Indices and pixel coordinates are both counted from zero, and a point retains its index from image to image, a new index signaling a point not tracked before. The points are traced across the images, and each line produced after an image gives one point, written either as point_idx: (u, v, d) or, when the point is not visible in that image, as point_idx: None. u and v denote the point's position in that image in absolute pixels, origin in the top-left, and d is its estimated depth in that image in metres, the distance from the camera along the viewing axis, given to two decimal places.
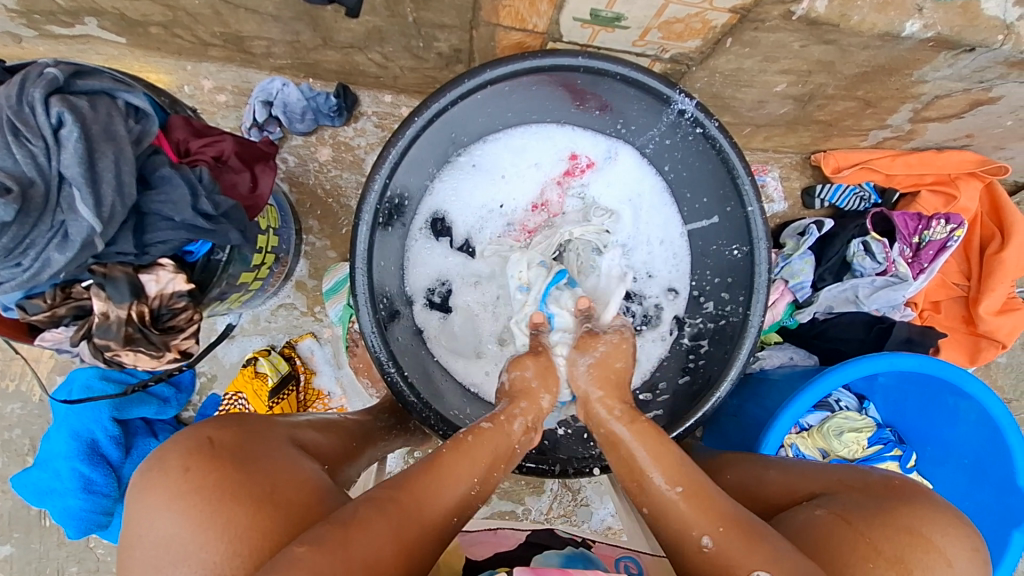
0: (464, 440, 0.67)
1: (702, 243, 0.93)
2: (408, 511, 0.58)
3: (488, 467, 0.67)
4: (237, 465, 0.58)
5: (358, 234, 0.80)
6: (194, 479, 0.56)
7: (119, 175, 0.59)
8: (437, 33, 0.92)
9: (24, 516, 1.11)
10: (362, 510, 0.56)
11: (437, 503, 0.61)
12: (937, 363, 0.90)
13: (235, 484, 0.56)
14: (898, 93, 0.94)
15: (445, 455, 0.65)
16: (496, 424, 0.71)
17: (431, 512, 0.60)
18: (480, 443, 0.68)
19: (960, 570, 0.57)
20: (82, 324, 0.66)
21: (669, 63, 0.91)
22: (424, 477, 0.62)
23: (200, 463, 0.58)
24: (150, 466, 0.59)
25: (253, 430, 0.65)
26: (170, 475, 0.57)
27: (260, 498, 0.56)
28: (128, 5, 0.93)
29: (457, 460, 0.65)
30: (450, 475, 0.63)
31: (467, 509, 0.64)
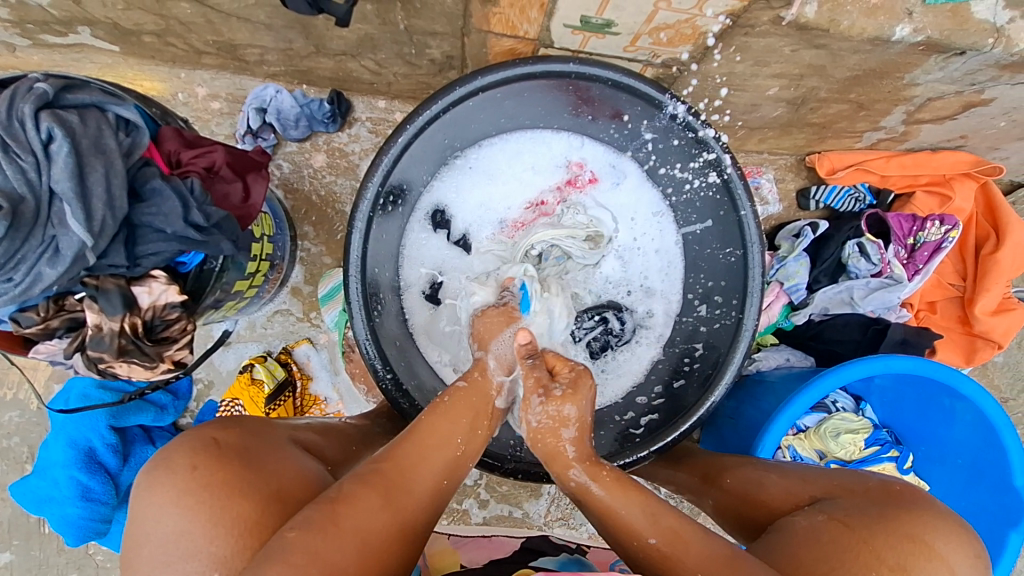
0: (442, 403, 0.68)
1: (697, 248, 0.92)
2: (396, 484, 0.59)
3: (470, 427, 0.68)
4: (244, 463, 0.56)
5: (352, 237, 0.80)
6: (201, 477, 0.54)
7: (109, 189, 0.59)
8: (430, 40, 0.93)
9: (24, 524, 1.12)
10: (349, 485, 0.56)
11: (424, 467, 0.62)
12: (933, 365, 0.89)
13: (239, 479, 0.54)
14: (891, 96, 0.94)
15: (423, 421, 0.66)
16: (474, 385, 0.71)
17: (417, 481, 0.60)
18: (458, 404, 0.68)
19: None
20: (75, 336, 0.66)
21: (661, 68, 0.91)
22: (408, 445, 0.63)
23: (206, 461, 0.55)
24: (153, 464, 0.56)
25: (255, 428, 0.62)
26: (176, 472, 0.54)
27: (269, 494, 0.54)
28: (121, 14, 0.93)
29: (439, 424, 0.66)
30: (432, 439, 0.64)
31: (457, 470, 0.65)
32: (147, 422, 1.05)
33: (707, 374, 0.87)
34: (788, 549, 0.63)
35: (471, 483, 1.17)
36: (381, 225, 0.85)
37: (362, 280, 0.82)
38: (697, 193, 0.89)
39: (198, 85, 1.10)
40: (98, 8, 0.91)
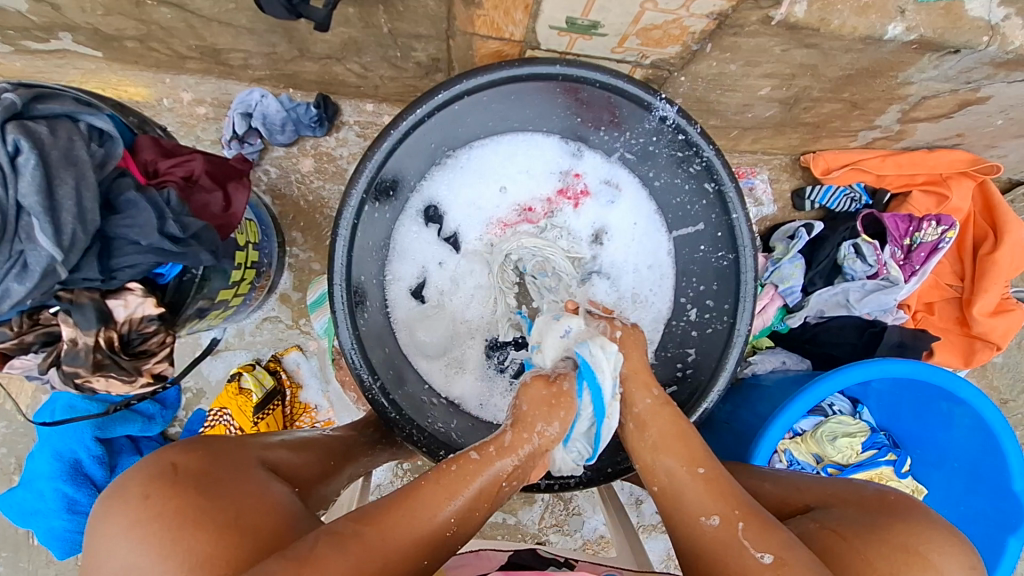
0: (445, 469, 0.62)
1: (689, 251, 0.91)
2: (372, 545, 0.55)
3: (469, 502, 0.61)
4: (200, 490, 0.55)
5: (336, 245, 0.78)
6: (154, 506, 0.53)
7: (80, 202, 0.58)
8: (415, 42, 0.91)
9: (12, 536, 1.11)
10: (320, 546, 0.53)
11: (406, 537, 0.57)
12: (931, 368, 0.88)
13: (195, 509, 0.53)
14: (885, 95, 0.92)
15: (423, 488, 0.61)
16: (484, 455, 0.64)
17: (398, 551, 0.56)
18: (463, 474, 0.62)
19: None
20: (51, 350, 0.66)
21: (650, 69, 0.89)
22: (397, 512, 0.58)
23: (160, 490, 0.55)
24: (110, 495, 0.56)
25: (224, 454, 0.61)
26: (129, 502, 0.54)
27: (223, 526, 0.53)
28: (101, 20, 0.91)
29: (436, 497, 0.60)
30: (424, 509, 0.59)
31: (441, 550, 0.60)
32: (134, 433, 1.04)
33: (700, 379, 0.86)
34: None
35: None
36: (366, 231, 0.83)
37: (347, 289, 0.80)
38: (688, 196, 0.87)
39: (183, 90, 1.09)
40: (77, 14, 0.90)
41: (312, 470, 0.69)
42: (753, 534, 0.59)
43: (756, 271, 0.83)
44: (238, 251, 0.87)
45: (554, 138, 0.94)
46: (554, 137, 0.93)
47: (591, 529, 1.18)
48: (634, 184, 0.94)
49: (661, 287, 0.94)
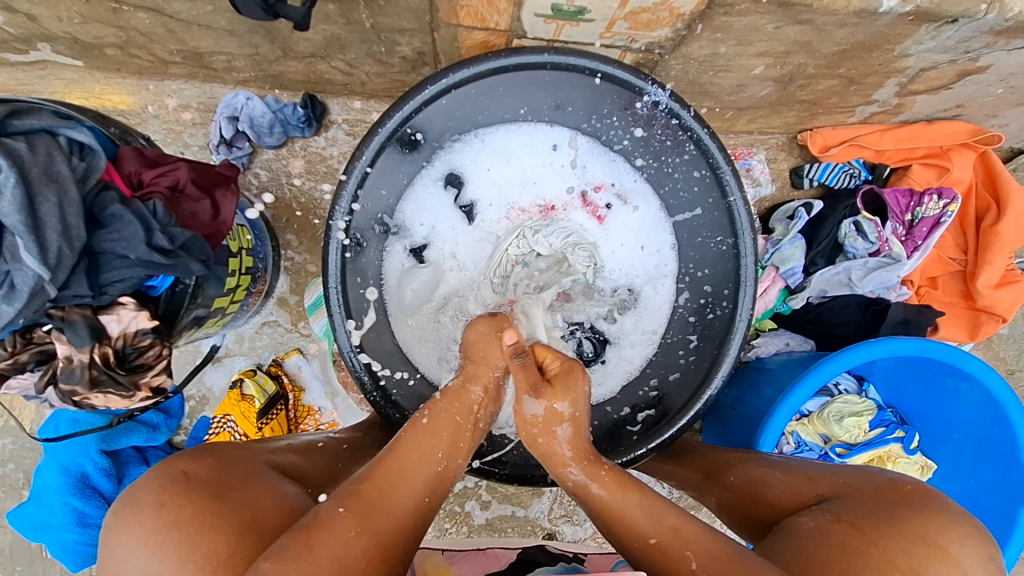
0: (422, 418, 0.67)
1: (686, 238, 0.88)
2: (370, 501, 0.59)
3: (451, 442, 0.67)
4: (214, 496, 0.55)
5: (330, 249, 0.79)
6: (170, 514, 0.53)
7: (63, 218, 0.58)
8: (398, 37, 0.89)
9: (26, 549, 1.12)
10: (326, 510, 0.56)
11: (404, 487, 0.61)
12: (938, 346, 0.87)
13: (211, 514, 0.53)
14: (882, 68, 0.90)
15: (405, 438, 0.65)
16: (453, 397, 0.70)
17: (398, 503, 0.60)
18: (439, 420, 0.67)
19: None
20: (47, 369, 0.66)
21: (640, 53, 0.87)
22: (388, 465, 0.62)
23: (174, 498, 0.54)
24: (120, 505, 0.55)
25: (230, 457, 0.61)
26: (144, 511, 0.53)
27: (242, 527, 0.53)
28: (80, 28, 0.90)
29: (420, 443, 0.64)
30: (413, 455, 0.63)
31: (439, 486, 0.65)
32: (140, 443, 1.04)
33: (702, 367, 0.86)
34: (793, 550, 0.61)
35: (472, 485, 1.16)
36: (361, 231, 0.82)
37: (343, 293, 0.81)
38: (682, 181, 0.86)
39: (168, 96, 1.07)
40: (54, 23, 0.88)
41: (320, 474, 0.68)
42: None
43: (755, 255, 0.83)
44: (230, 258, 0.86)
45: (552, 127, 0.88)
46: (552, 126, 0.88)
47: None
48: (636, 173, 0.89)
49: (664, 278, 0.91)
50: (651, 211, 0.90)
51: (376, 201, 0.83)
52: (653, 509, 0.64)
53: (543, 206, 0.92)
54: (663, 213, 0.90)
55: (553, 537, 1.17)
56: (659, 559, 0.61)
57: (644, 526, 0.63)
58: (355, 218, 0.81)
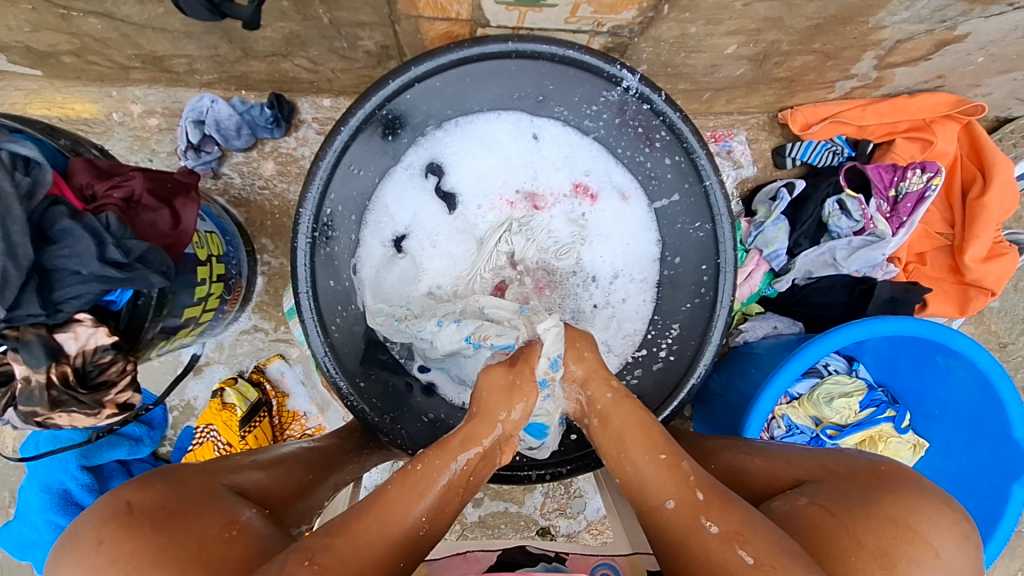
0: (411, 470, 0.62)
1: (665, 224, 0.87)
2: (342, 557, 0.54)
3: (438, 501, 0.61)
4: (156, 527, 0.53)
5: (296, 252, 0.76)
6: (109, 551, 0.52)
7: (7, 238, 0.56)
8: (359, 31, 0.87)
9: (16, 567, 1.11)
10: (290, 563, 0.52)
11: (378, 545, 0.57)
12: (925, 323, 0.85)
13: (152, 548, 0.52)
14: (857, 41, 0.89)
15: (390, 491, 0.61)
16: (444, 449, 0.65)
17: (371, 560, 0.56)
18: (428, 474, 0.62)
19: (948, 561, 0.55)
20: (5, 391, 0.65)
21: (608, 37, 0.85)
22: (368, 522, 0.58)
23: (113, 534, 0.53)
24: (64, 541, 0.54)
25: (183, 480, 0.60)
26: (83, 549, 0.52)
27: (186, 559, 0.52)
28: (33, 36, 0.88)
29: (405, 500, 0.60)
30: (393, 511, 0.59)
31: (416, 550, 0.59)
32: (123, 457, 1.04)
33: (686, 356, 0.84)
34: None
35: None
36: (331, 232, 0.80)
37: (315, 298, 0.77)
38: (656, 169, 0.84)
39: (133, 103, 1.04)
40: (5, 31, 0.86)
41: (285, 490, 0.67)
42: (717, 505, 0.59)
43: (735, 239, 0.80)
44: (200, 267, 0.84)
45: (533, 119, 0.87)
46: (533, 118, 0.87)
47: (594, 510, 1.17)
48: (627, 175, 0.88)
49: (642, 271, 0.89)
50: (630, 199, 0.89)
51: (344, 202, 0.81)
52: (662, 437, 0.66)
53: (528, 195, 0.90)
54: (649, 211, 0.88)
55: (547, 532, 1.16)
56: (652, 483, 0.63)
57: (656, 443, 0.66)
58: (323, 220, 0.78)
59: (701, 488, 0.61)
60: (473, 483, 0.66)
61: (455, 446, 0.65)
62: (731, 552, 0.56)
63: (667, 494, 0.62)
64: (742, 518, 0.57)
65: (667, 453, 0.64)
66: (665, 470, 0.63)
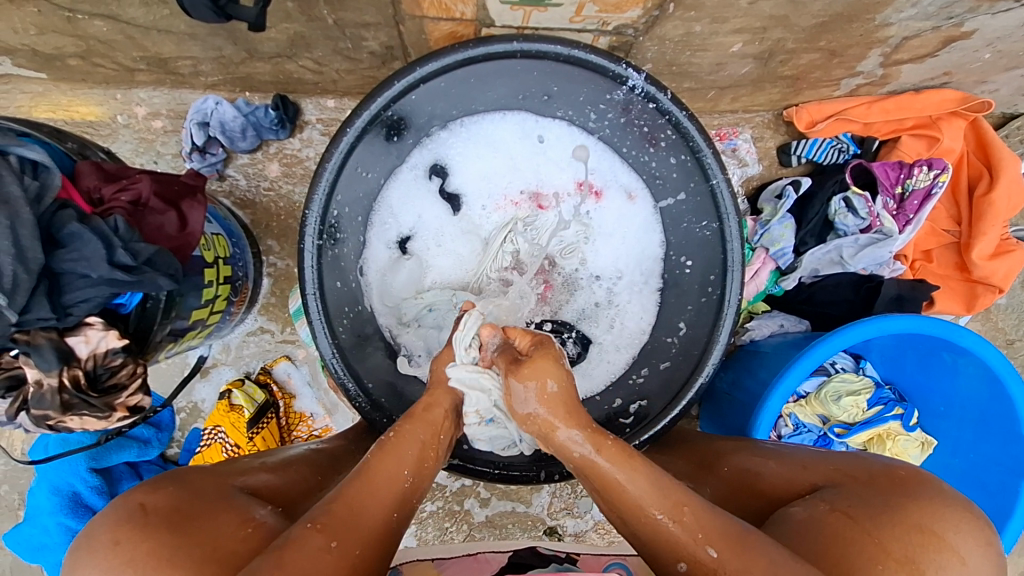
0: (387, 438, 0.65)
1: (670, 224, 0.87)
2: (342, 515, 0.57)
3: (418, 459, 0.65)
4: (172, 528, 0.54)
5: (304, 253, 0.76)
6: (125, 552, 0.52)
7: (17, 242, 0.57)
8: (363, 32, 0.87)
9: (27, 569, 1.11)
10: (297, 530, 0.54)
11: (373, 505, 0.59)
12: (934, 321, 0.85)
13: (167, 548, 0.52)
14: (864, 39, 0.88)
15: (373, 458, 0.63)
16: (417, 419, 0.68)
17: (370, 517, 0.58)
18: (405, 438, 0.66)
19: (974, 568, 0.55)
20: (18, 394, 0.65)
21: (613, 36, 0.85)
22: (358, 484, 0.60)
23: (130, 534, 0.53)
24: (80, 544, 0.54)
25: (194, 483, 0.60)
26: (98, 550, 0.53)
27: (202, 557, 0.52)
28: (38, 39, 0.88)
29: (388, 460, 0.63)
30: (381, 475, 0.62)
31: (406, 504, 0.63)
32: (131, 459, 1.04)
33: (693, 355, 0.83)
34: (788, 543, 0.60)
35: (470, 483, 1.15)
36: (338, 234, 0.80)
37: (322, 300, 0.77)
38: (661, 169, 0.84)
39: (137, 105, 1.04)
40: (11, 35, 0.86)
41: (299, 489, 0.67)
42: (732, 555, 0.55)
43: (742, 237, 0.80)
44: (208, 269, 0.84)
45: (538, 120, 0.87)
46: (538, 119, 0.87)
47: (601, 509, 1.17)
48: (633, 175, 0.88)
49: (648, 271, 0.89)
50: (635, 199, 0.88)
51: (350, 203, 0.81)
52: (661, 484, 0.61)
53: (532, 194, 0.90)
54: (655, 212, 0.88)
55: (554, 532, 1.16)
56: (665, 540, 0.59)
57: (653, 501, 0.60)
58: (329, 221, 0.78)
59: (713, 545, 0.56)
60: (445, 442, 0.70)
61: (421, 413, 0.69)
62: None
63: (679, 555, 0.58)
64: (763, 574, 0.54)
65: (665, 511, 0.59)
66: (670, 526, 0.58)
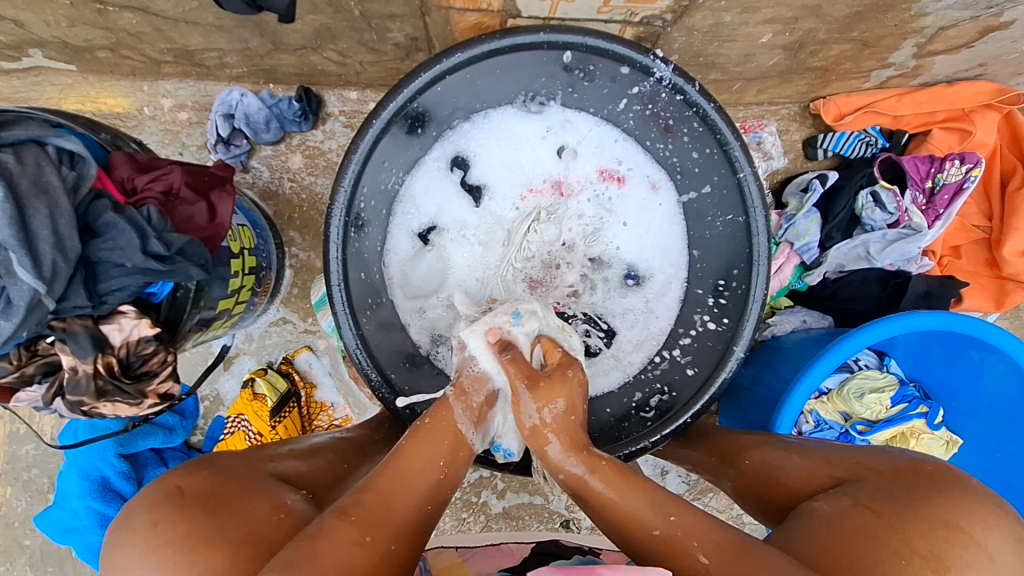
0: (421, 426, 0.66)
1: (695, 217, 0.86)
2: (372, 508, 0.58)
3: (452, 450, 0.65)
4: (208, 511, 0.55)
5: (330, 243, 0.76)
6: (164, 532, 0.53)
7: (55, 230, 0.58)
8: (389, 23, 0.87)
9: (56, 552, 1.14)
10: (329, 520, 0.55)
11: (405, 499, 0.60)
12: (961, 318, 0.83)
13: (204, 530, 0.53)
14: (898, 29, 0.87)
15: (405, 447, 0.64)
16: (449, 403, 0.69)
17: (401, 514, 0.59)
18: (437, 425, 0.66)
19: (1002, 564, 0.55)
20: (53, 380, 0.66)
21: (640, 26, 0.84)
22: (389, 475, 0.61)
23: (167, 515, 0.54)
24: (118, 524, 0.56)
25: (225, 468, 0.61)
26: (138, 530, 0.54)
27: (239, 539, 0.53)
28: (68, 31, 0.89)
29: (421, 450, 0.64)
30: (413, 465, 0.62)
31: (440, 495, 0.63)
32: (157, 445, 1.06)
33: (716, 350, 0.82)
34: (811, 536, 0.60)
35: (487, 475, 1.16)
36: (362, 226, 0.80)
37: (347, 290, 0.77)
38: (687, 160, 0.83)
39: (163, 96, 1.04)
40: (43, 28, 0.88)
41: (323, 478, 0.68)
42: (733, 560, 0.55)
43: (767, 231, 0.79)
44: (233, 260, 0.84)
45: (562, 111, 0.87)
46: (562, 110, 0.86)
47: None
48: (658, 167, 0.87)
49: (675, 260, 0.88)
50: (660, 191, 0.87)
51: (373, 195, 0.81)
52: (655, 498, 0.62)
53: (555, 183, 0.89)
54: (677, 204, 0.87)
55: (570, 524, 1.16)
56: (660, 548, 0.59)
57: (647, 517, 0.60)
58: (354, 212, 0.78)
59: (704, 550, 0.57)
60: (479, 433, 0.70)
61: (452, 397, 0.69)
62: None
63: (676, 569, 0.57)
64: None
65: (708, 555, 0.56)
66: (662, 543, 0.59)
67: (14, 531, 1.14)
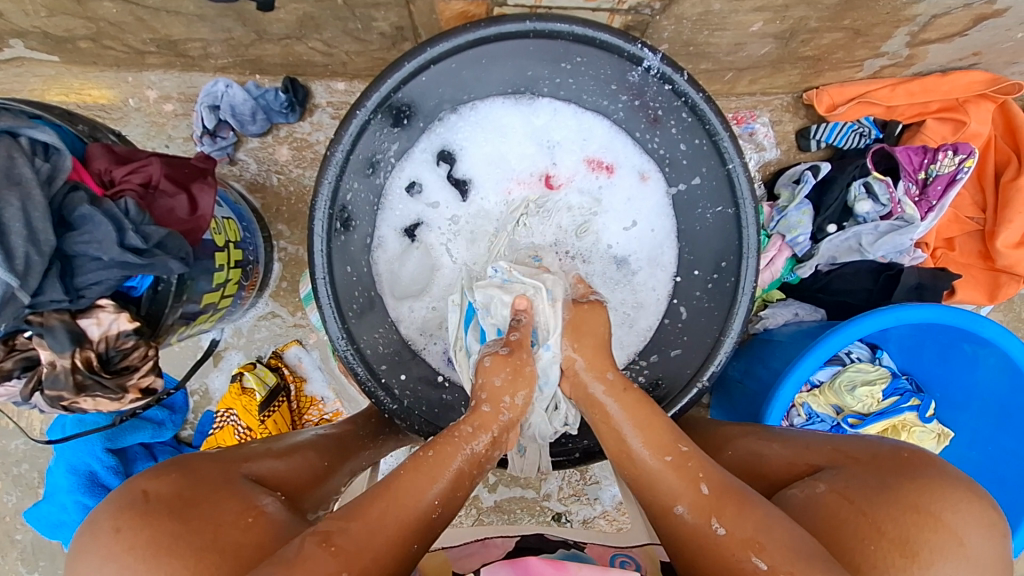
0: (422, 456, 0.62)
1: (685, 209, 0.84)
2: (357, 539, 0.55)
3: (450, 489, 0.62)
4: (173, 515, 0.54)
5: (314, 237, 0.75)
6: (126, 539, 0.53)
7: (28, 223, 0.57)
8: (374, 12, 0.86)
9: (47, 546, 1.14)
10: (305, 549, 0.53)
11: (390, 527, 0.57)
12: (954, 312, 0.82)
13: (168, 536, 0.53)
14: (891, 17, 0.86)
15: (402, 477, 0.61)
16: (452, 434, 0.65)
17: (383, 545, 0.56)
18: (439, 460, 0.62)
19: (972, 547, 0.54)
20: (31, 375, 0.66)
21: (629, 15, 0.82)
22: (380, 506, 0.58)
23: (130, 522, 0.54)
24: (86, 529, 0.55)
25: (198, 470, 0.61)
26: (102, 537, 0.54)
27: (201, 548, 0.52)
28: (48, 22, 0.88)
29: (414, 482, 0.60)
30: (403, 495, 0.59)
31: (429, 534, 0.60)
32: (146, 439, 1.06)
33: (706, 341, 0.82)
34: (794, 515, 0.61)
35: None
36: (348, 220, 0.79)
37: (332, 284, 0.76)
38: (676, 151, 0.82)
39: (148, 87, 1.03)
40: (22, 17, 0.86)
41: (300, 479, 0.67)
42: (730, 508, 0.59)
43: (757, 224, 0.78)
44: (218, 253, 0.83)
45: (551, 102, 0.85)
46: (551, 101, 0.85)
47: (610, 497, 1.18)
48: (646, 157, 0.85)
49: (664, 255, 0.87)
50: (650, 183, 0.86)
51: (359, 189, 0.80)
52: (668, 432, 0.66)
53: (543, 176, 0.88)
54: (667, 196, 0.85)
55: (562, 518, 1.16)
56: (665, 484, 0.63)
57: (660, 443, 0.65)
58: (340, 206, 0.77)
59: (707, 483, 0.62)
60: (488, 460, 0.67)
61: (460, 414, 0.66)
62: (746, 557, 0.56)
63: (676, 498, 0.62)
64: (758, 524, 0.57)
65: (709, 487, 0.61)
66: (672, 471, 0.63)
67: (6, 525, 1.13)
